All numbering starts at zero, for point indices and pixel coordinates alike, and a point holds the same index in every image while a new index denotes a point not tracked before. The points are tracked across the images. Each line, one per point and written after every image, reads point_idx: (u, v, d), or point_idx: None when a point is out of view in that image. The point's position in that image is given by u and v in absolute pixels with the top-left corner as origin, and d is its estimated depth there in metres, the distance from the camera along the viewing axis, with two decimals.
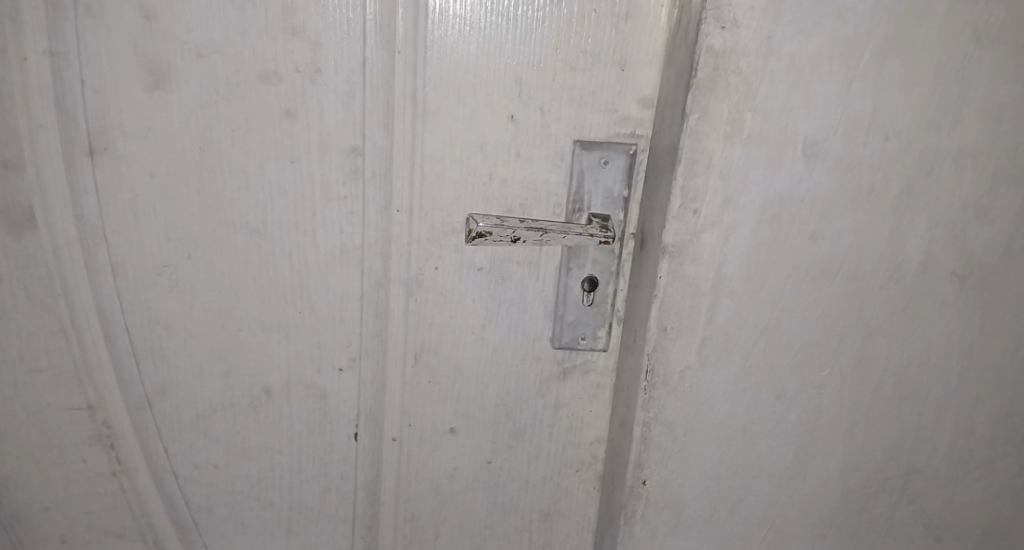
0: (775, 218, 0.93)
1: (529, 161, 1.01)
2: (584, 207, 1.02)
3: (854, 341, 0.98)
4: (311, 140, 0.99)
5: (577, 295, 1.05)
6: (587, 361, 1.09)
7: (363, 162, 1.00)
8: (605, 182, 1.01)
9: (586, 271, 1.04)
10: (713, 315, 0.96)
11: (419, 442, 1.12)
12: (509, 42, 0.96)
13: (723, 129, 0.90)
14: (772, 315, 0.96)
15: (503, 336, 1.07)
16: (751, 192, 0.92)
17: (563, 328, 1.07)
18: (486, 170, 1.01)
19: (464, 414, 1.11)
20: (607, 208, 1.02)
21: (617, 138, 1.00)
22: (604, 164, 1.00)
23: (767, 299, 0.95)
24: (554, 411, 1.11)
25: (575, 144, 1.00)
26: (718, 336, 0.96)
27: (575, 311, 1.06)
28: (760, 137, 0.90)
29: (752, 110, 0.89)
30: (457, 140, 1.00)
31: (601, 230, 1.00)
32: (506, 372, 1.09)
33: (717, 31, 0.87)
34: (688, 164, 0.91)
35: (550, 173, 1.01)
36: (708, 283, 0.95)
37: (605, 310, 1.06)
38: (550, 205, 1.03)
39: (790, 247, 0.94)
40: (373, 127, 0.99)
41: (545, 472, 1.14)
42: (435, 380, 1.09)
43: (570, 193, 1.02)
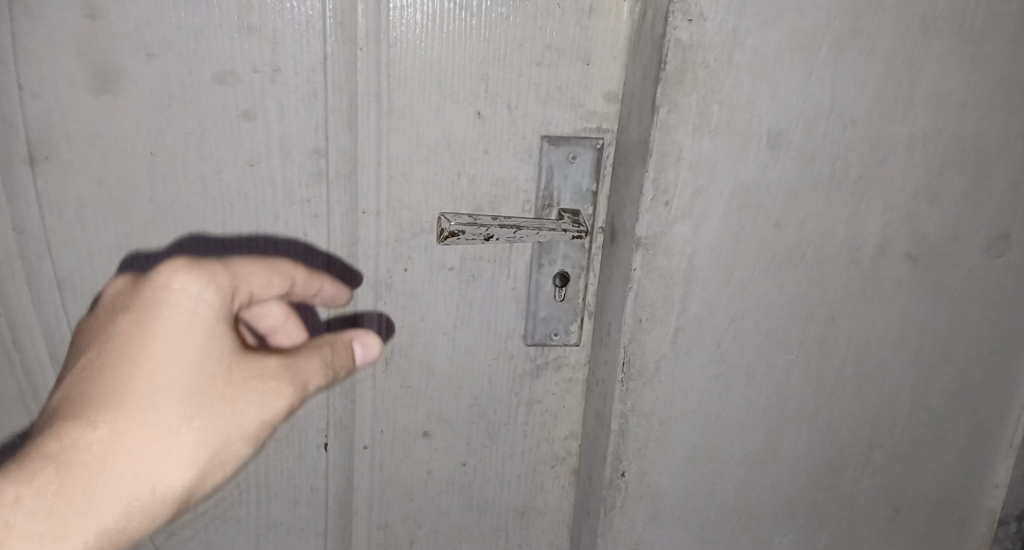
0: (742, 207, 0.94)
1: (496, 159, 1.00)
2: (554, 202, 1.03)
3: (820, 325, 1.00)
4: (271, 143, 0.96)
5: (550, 290, 1.06)
6: (559, 355, 1.11)
7: (327, 164, 0.98)
8: (573, 177, 1.02)
9: (558, 266, 1.06)
10: (685, 304, 0.97)
11: (391, 446, 1.11)
12: (474, 39, 0.95)
13: (691, 122, 0.89)
14: (742, 302, 0.98)
15: (476, 334, 1.08)
16: (719, 183, 0.92)
17: (535, 323, 1.08)
18: (454, 168, 1.00)
19: (437, 415, 1.10)
20: (577, 203, 1.03)
21: (585, 132, 1.01)
22: (573, 159, 1.01)
23: (737, 286, 0.97)
24: (528, 407, 1.12)
25: (543, 139, 1.00)
26: (691, 326, 0.98)
27: (547, 305, 1.07)
28: (727, 128, 0.90)
29: (717, 101, 0.89)
30: (425, 138, 0.98)
31: (573, 224, 1.01)
32: (478, 370, 1.09)
33: (684, 24, 0.85)
34: (659, 155, 0.90)
35: (519, 169, 1.01)
36: (680, 274, 0.95)
37: (577, 304, 1.08)
38: (519, 200, 1.03)
39: (758, 236, 0.95)
40: (336, 127, 0.97)
41: (520, 469, 1.15)
42: (407, 380, 1.08)
43: (540, 188, 1.02)
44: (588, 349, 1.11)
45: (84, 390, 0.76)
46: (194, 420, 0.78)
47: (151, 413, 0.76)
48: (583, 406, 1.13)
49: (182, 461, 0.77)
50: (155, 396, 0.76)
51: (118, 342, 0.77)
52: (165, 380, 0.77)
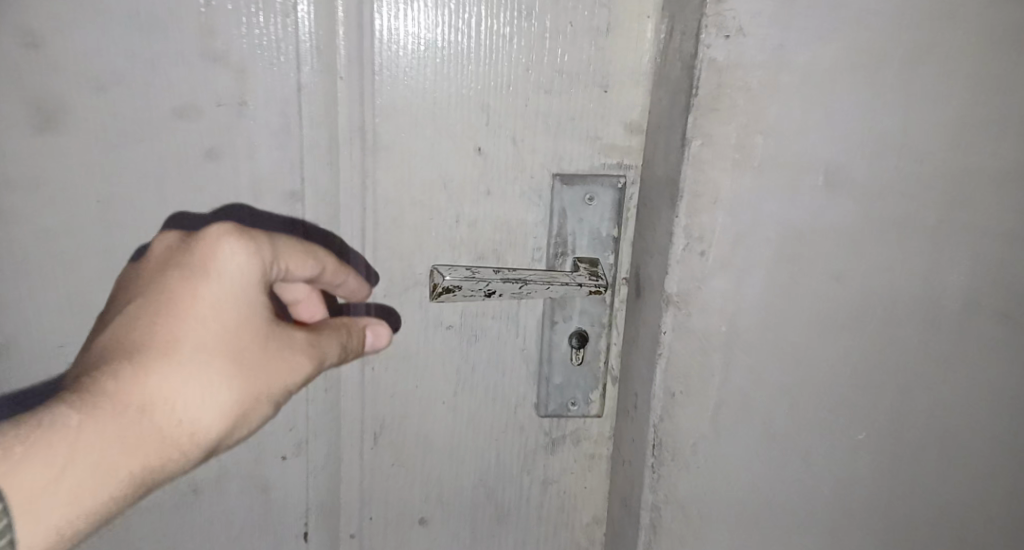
0: (794, 257, 0.78)
1: (501, 201, 0.86)
2: (569, 250, 0.88)
3: (891, 398, 0.84)
4: (240, 188, 0.83)
5: (566, 352, 0.92)
6: (579, 426, 0.96)
7: (303, 211, 0.84)
8: (591, 221, 0.87)
9: (574, 324, 0.91)
10: (727, 375, 0.81)
11: (385, 534, 0.96)
12: (472, 64, 0.81)
13: (730, 156, 0.74)
14: (797, 373, 0.82)
15: (482, 403, 0.93)
16: (765, 228, 0.76)
17: (550, 390, 0.93)
18: (452, 213, 0.86)
19: (437, 497, 0.95)
20: (595, 251, 0.88)
21: (603, 170, 0.86)
22: (589, 201, 0.87)
23: (789, 352, 0.81)
24: (542, 487, 0.97)
25: (555, 178, 0.86)
26: (734, 401, 0.82)
27: (563, 369, 0.92)
28: (773, 163, 0.74)
29: (761, 131, 0.73)
30: (417, 179, 0.84)
31: (591, 277, 0.86)
32: (485, 445, 0.94)
33: (720, 42, 0.71)
34: (692, 197, 0.75)
35: (527, 213, 0.87)
36: (720, 338, 0.80)
37: (598, 368, 0.93)
38: (527, 248, 0.88)
39: (812, 291, 0.79)
40: (315, 168, 0.84)
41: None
42: (401, 458, 0.93)
43: (552, 235, 0.88)
44: (611, 418, 0.96)
45: (128, 336, 0.69)
46: (235, 382, 0.71)
47: (198, 364, 0.69)
48: (608, 485, 0.98)
49: (219, 421, 0.70)
50: (202, 351, 0.70)
51: (172, 293, 0.71)
52: (213, 333, 0.70)
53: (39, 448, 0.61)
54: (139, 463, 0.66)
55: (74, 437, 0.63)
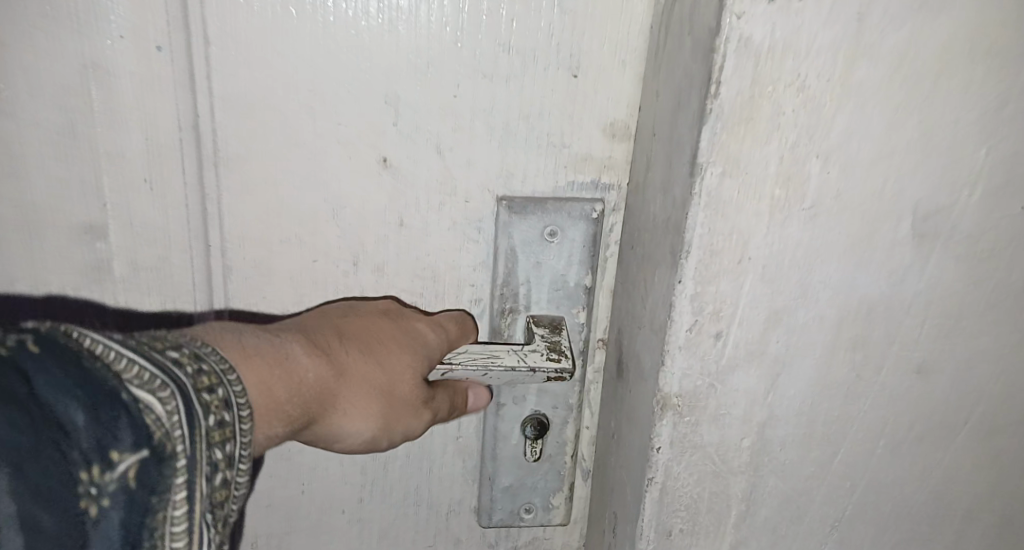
0: (859, 341, 0.52)
1: (423, 234, 0.57)
2: (520, 307, 0.59)
3: (986, 519, 0.61)
4: (7, 224, 0.53)
5: (518, 445, 0.64)
6: (537, 534, 0.70)
7: (110, 251, 0.55)
8: (553, 265, 0.58)
9: (529, 407, 0.63)
10: (750, 504, 0.57)
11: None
12: (367, 32, 0.51)
13: (769, 193, 0.46)
14: (855, 497, 0.58)
15: (399, 512, 0.67)
16: (818, 303, 0.50)
17: (495, 494, 0.66)
18: (347, 254, 0.57)
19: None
20: (558, 307, 0.60)
21: (571, 191, 0.57)
22: (551, 237, 0.57)
23: (843, 472, 0.57)
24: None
25: (499, 204, 0.56)
26: (760, 537, 0.58)
27: (517, 470, 0.65)
28: (835, 206, 0.47)
29: (818, 155, 0.45)
30: (287, 202, 0.55)
31: (550, 356, 0.55)
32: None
33: (758, 6, 0.42)
34: (705, 260, 0.47)
35: (457, 253, 0.58)
36: (741, 458, 0.55)
37: (562, 464, 0.65)
38: (459, 306, 0.59)
39: (878, 387, 0.54)
40: (127, 188, 0.53)
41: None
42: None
43: (495, 284, 0.59)
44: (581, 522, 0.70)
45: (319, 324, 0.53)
46: (390, 396, 0.53)
47: (382, 358, 0.53)
48: None
49: (354, 430, 0.52)
50: (388, 377, 0.53)
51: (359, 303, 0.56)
52: (394, 374, 0.53)
53: (263, 357, 0.46)
54: (308, 413, 0.49)
55: (292, 366, 0.48)
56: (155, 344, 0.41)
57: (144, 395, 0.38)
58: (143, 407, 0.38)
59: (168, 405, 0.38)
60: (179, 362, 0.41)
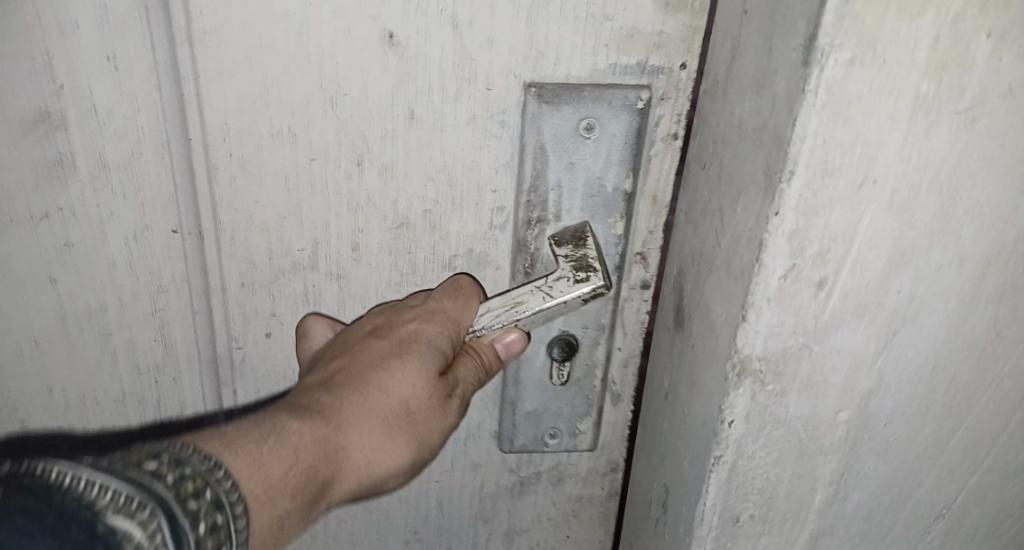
0: (1011, 289, 0.40)
1: (436, 131, 0.43)
2: (548, 218, 0.45)
3: None
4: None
5: (541, 369, 0.50)
6: (572, 473, 0.56)
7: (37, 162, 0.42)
8: (589, 168, 0.44)
9: (556, 326, 0.49)
10: (842, 489, 0.45)
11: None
12: None
13: (914, 90, 0.33)
14: (974, 479, 0.47)
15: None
16: (963, 239, 0.37)
17: (517, 423, 0.52)
18: (349, 152, 0.43)
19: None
20: (591, 217, 0.45)
21: (616, 74, 0.42)
22: (588, 133, 0.43)
23: (964, 450, 0.45)
24: (506, 540, 0.59)
25: (527, 91, 0.42)
26: (850, 526, 0.47)
27: (544, 396, 0.51)
28: (1001, 108, 0.34)
29: (990, 34, 0.32)
30: (268, 88, 0.41)
31: (577, 275, 0.44)
32: (418, 490, 0.55)
33: None
34: (816, 181, 0.34)
35: (475, 162, 0.44)
36: (836, 435, 0.43)
37: (592, 389, 0.51)
38: (477, 220, 0.46)
39: (1018, 348, 0.42)
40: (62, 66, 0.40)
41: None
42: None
43: (520, 190, 0.44)
44: (619, 446, 0.56)
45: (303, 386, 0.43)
46: (408, 418, 0.44)
47: (381, 382, 0.43)
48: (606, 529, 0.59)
49: (386, 466, 0.43)
50: (396, 398, 0.43)
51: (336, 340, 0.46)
52: (400, 390, 0.43)
53: (234, 442, 0.37)
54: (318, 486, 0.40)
55: (275, 439, 0.38)
56: (128, 455, 0.35)
57: (121, 522, 0.32)
58: (121, 537, 0.32)
59: (148, 529, 0.32)
60: (157, 473, 0.34)
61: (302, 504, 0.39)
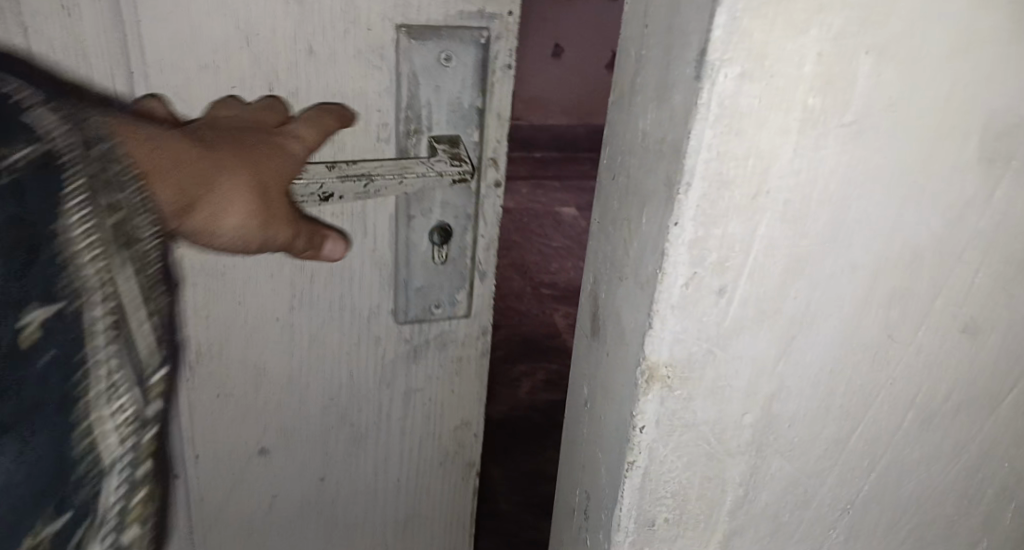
0: (900, 296, 0.42)
1: (335, 67, 0.47)
2: (423, 127, 0.49)
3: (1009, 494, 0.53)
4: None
5: (421, 248, 0.53)
6: (459, 353, 0.59)
7: None
8: (451, 88, 0.49)
9: (433, 213, 0.52)
10: (751, 490, 0.46)
11: (192, 500, 0.59)
12: None
13: (802, 103, 0.34)
14: (873, 478, 0.49)
15: (299, 296, 0.53)
16: (856, 246, 0.39)
17: (403, 299, 0.55)
18: (261, 79, 0.46)
19: (275, 432, 0.58)
20: (454, 127, 0.50)
21: (458, 23, 0.48)
22: (444, 63, 0.48)
23: (863, 448, 0.47)
24: (429, 455, 0.63)
25: (399, 31, 0.47)
26: (759, 526, 0.48)
27: (426, 273, 0.54)
28: (885, 117, 0.36)
29: (869, 50, 0.34)
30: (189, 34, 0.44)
31: (455, 162, 0.49)
32: (348, 403, 0.59)
33: None
34: (712, 193, 0.35)
35: (369, 90, 0.48)
36: (742, 438, 0.44)
37: (466, 266, 0.54)
38: (369, 136, 0.49)
39: (910, 350, 0.44)
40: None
41: (409, 515, 0.66)
42: (225, 393, 0.55)
43: (398, 109, 0.49)
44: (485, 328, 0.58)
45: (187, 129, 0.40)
46: (269, 198, 0.41)
47: (259, 157, 0.41)
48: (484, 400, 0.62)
49: (235, 224, 0.39)
50: (267, 162, 0.41)
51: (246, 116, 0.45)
52: (269, 161, 0.42)
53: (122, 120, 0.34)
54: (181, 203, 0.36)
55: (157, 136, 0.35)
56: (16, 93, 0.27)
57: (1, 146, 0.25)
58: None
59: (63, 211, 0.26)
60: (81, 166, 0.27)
61: (174, 201, 0.36)
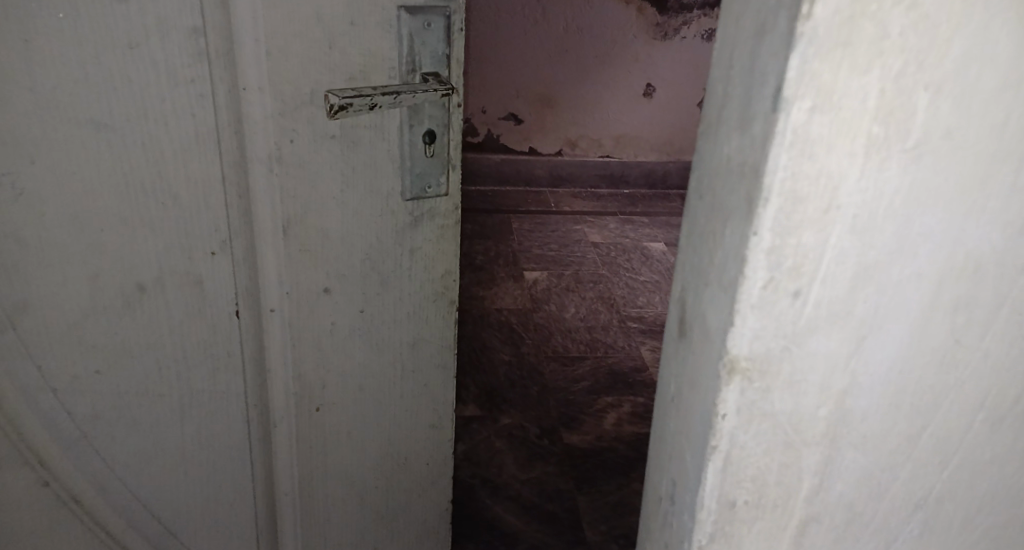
0: (964, 303, 0.47)
1: (360, 34, 0.65)
2: (416, 67, 0.68)
3: None
4: (53, 47, 0.56)
5: (418, 146, 0.71)
6: (442, 221, 0.77)
7: (158, 115, 0.61)
8: (433, 43, 0.68)
9: (426, 120, 0.70)
10: (827, 480, 0.51)
11: (280, 332, 0.73)
12: None
13: (865, 130, 0.40)
14: (944, 477, 0.53)
15: (349, 166, 0.70)
16: (920, 254, 0.44)
17: (406, 185, 0.73)
18: (324, 42, 0.64)
19: (333, 276, 0.74)
20: (438, 66, 0.69)
21: (432, 2, 0.66)
22: (427, 27, 0.67)
23: (933, 446, 0.51)
24: (429, 302, 0.80)
25: (400, 11, 0.66)
26: (834, 515, 0.53)
27: (422, 164, 0.73)
28: (943, 146, 0.41)
29: (927, 87, 0.40)
30: (289, 33, 0.63)
31: (439, 84, 0.69)
32: (384, 260, 0.76)
33: None
34: (787, 207, 0.42)
35: (383, 46, 0.66)
36: (816, 429, 0.49)
37: (447, 158, 0.74)
38: (382, 71, 0.67)
39: (978, 355, 0.49)
40: (158, 6, 0.58)
41: (413, 348, 0.82)
42: (305, 247, 0.71)
43: (402, 62, 0.68)
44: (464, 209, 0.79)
45: None
46: None
47: None
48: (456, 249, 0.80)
49: None
50: None
51: None
52: None
53: None
54: None
55: None
56: None
57: None
58: None
59: None
60: None
61: None
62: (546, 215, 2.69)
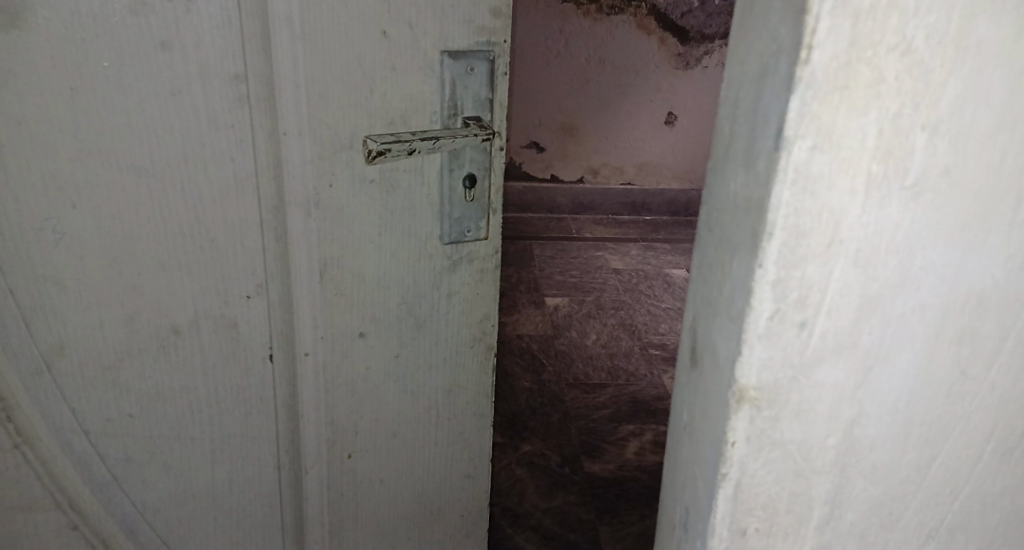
0: (968, 335, 0.48)
1: (404, 79, 0.68)
2: (458, 111, 0.70)
3: None
4: (100, 94, 0.60)
5: (457, 191, 0.73)
6: (481, 264, 0.78)
7: (197, 160, 0.64)
8: (476, 87, 0.70)
9: (467, 165, 0.72)
10: (838, 508, 0.52)
11: (314, 379, 0.76)
12: None
13: (864, 167, 0.42)
14: (954, 506, 0.53)
15: (387, 210, 0.72)
16: (922, 287, 0.45)
17: (444, 230, 0.75)
18: (362, 88, 0.67)
19: (367, 319, 0.76)
20: (479, 110, 0.71)
21: (473, 46, 0.69)
22: (470, 72, 0.69)
23: (942, 474, 0.52)
24: (465, 346, 0.82)
25: (444, 56, 0.68)
26: (845, 542, 0.54)
27: (461, 209, 0.74)
28: (942, 183, 0.43)
29: (924, 128, 0.41)
30: (325, 78, 0.65)
31: (481, 129, 0.71)
32: (420, 301, 0.77)
33: None
34: (791, 242, 0.43)
35: (423, 91, 0.69)
36: (826, 458, 0.50)
37: (486, 204, 0.75)
38: (423, 116, 0.70)
39: (985, 386, 0.50)
40: (199, 54, 0.61)
41: (447, 394, 0.83)
42: (340, 292, 0.73)
43: (444, 107, 0.70)
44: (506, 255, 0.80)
45: None
46: None
47: None
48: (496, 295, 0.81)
49: None
50: None
51: None
52: None
53: None
54: None
55: None
56: None
57: None
58: None
59: None
60: None
61: None
62: (568, 243, 2.71)
